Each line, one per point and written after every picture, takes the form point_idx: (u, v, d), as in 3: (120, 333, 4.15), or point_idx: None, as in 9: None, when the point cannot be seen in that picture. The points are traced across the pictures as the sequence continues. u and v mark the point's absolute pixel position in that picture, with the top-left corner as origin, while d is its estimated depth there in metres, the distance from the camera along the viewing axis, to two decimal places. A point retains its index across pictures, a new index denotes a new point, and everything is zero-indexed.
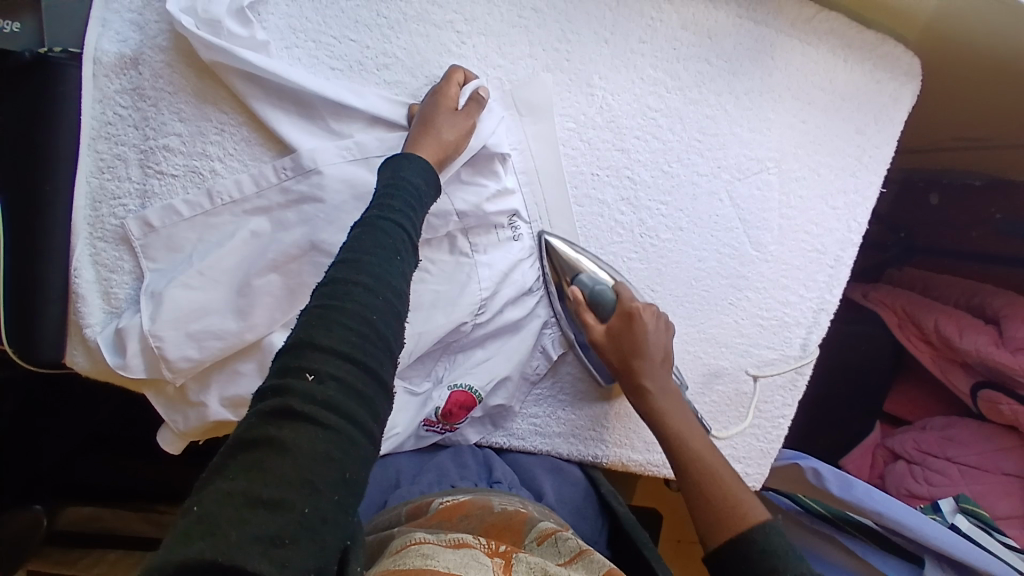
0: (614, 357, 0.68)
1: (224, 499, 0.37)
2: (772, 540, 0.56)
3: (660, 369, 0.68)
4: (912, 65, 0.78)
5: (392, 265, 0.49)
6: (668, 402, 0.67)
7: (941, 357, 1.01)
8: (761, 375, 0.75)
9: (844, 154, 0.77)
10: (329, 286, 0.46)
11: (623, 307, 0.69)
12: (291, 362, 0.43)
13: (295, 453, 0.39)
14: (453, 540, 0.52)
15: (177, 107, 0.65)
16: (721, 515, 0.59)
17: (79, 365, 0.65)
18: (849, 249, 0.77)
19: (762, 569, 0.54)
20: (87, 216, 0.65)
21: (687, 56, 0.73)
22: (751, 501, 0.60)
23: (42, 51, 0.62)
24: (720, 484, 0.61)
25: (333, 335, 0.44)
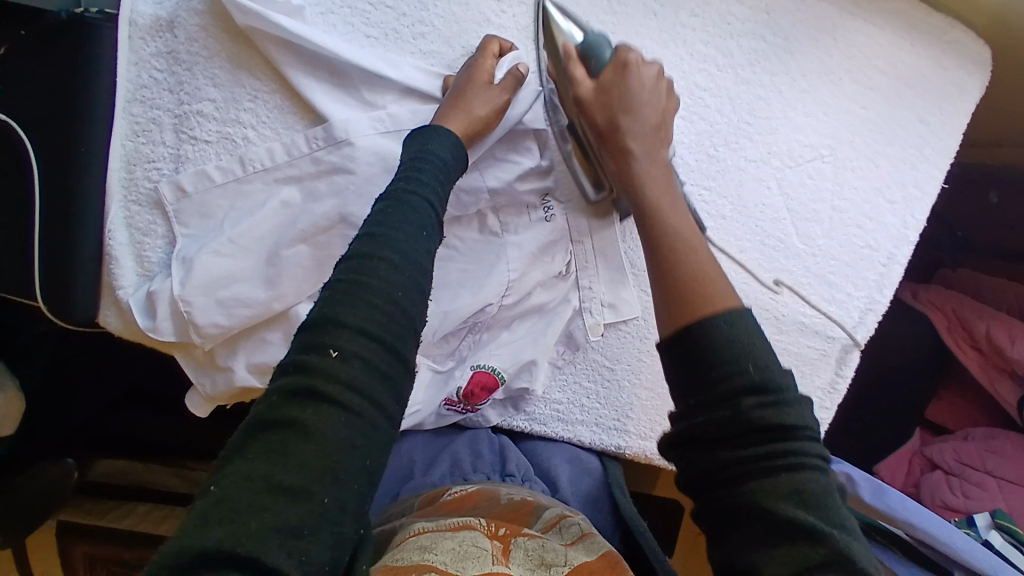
0: (601, 117, 0.59)
1: (245, 482, 0.37)
2: (737, 333, 0.44)
3: (650, 137, 0.59)
4: (981, 54, 0.74)
5: (420, 243, 0.48)
6: (651, 170, 0.57)
7: (989, 364, 0.96)
8: (787, 284, 0.71)
9: (906, 145, 0.72)
10: (355, 262, 0.45)
11: (618, 60, 0.61)
12: (315, 339, 0.42)
13: (318, 438, 0.39)
14: (452, 525, 0.51)
15: (212, 72, 0.65)
16: (681, 298, 0.47)
17: (111, 325, 0.65)
18: (904, 247, 0.73)
19: (714, 356, 0.43)
20: (121, 177, 0.64)
21: (740, 33, 0.70)
22: (719, 284, 0.48)
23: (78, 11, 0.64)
24: (692, 261, 0.50)
25: (358, 313, 0.43)
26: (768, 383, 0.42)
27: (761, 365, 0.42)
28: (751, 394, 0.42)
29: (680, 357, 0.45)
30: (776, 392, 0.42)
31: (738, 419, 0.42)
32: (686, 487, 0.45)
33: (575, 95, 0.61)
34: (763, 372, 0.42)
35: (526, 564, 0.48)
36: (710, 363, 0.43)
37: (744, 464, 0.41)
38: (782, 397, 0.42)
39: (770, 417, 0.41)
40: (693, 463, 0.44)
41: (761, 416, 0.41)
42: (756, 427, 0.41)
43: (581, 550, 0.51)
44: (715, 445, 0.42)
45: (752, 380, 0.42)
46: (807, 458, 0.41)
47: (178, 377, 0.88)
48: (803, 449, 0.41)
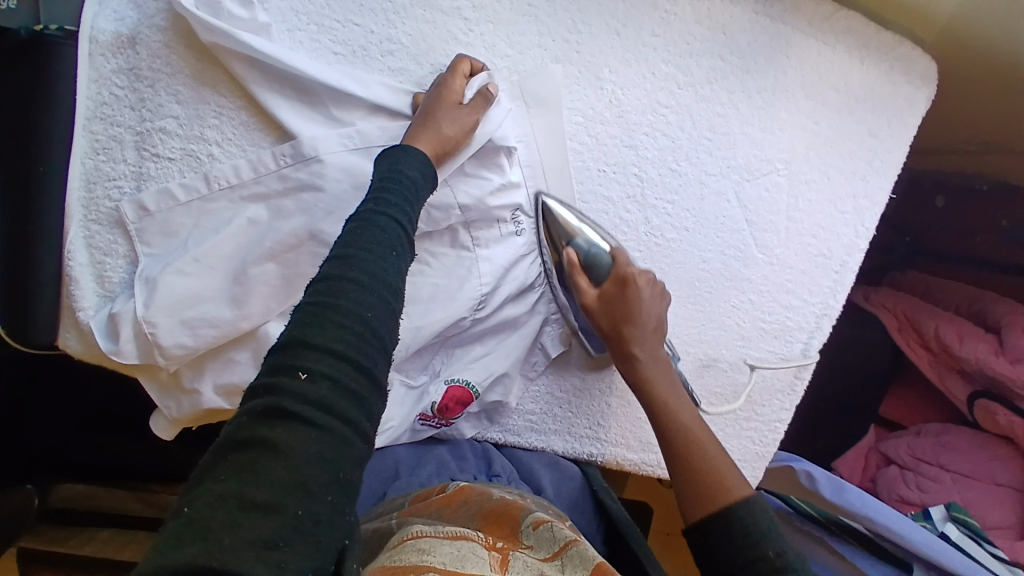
0: (606, 323, 0.67)
1: (216, 500, 0.37)
2: (755, 522, 0.57)
3: (651, 340, 0.67)
4: (928, 68, 0.76)
5: (389, 263, 0.48)
6: (658, 371, 0.67)
7: (940, 363, 1.01)
8: (758, 366, 0.74)
9: (856, 158, 0.76)
10: (324, 283, 0.45)
11: (618, 272, 0.67)
12: (284, 362, 0.42)
13: (288, 454, 0.39)
14: (451, 532, 0.52)
15: (174, 89, 0.63)
16: (704, 489, 0.61)
17: (72, 348, 0.64)
18: (855, 254, 0.76)
19: (742, 543, 0.56)
20: (80, 197, 0.63)
21: (699, 52, 0.71)
22: (734, 476, 0.61)
23: (39, 28, 0.60)
24: (702, 453, 0.63)
25: (327, 334, 0.43)
26: (785, 563, 0.54)
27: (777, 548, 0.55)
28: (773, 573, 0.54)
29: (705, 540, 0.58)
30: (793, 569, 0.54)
31: None
32: None
33: (583, 305, 0.68)
34: (779, 555, 0.55)
35: (525, 572, 0.50)
36: (737, 549, 0.56)
37: None
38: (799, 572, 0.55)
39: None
40: None
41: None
42: None
43: (574, 560, 0.51)
44: None
45: (773, 563, 0.54)
46: None
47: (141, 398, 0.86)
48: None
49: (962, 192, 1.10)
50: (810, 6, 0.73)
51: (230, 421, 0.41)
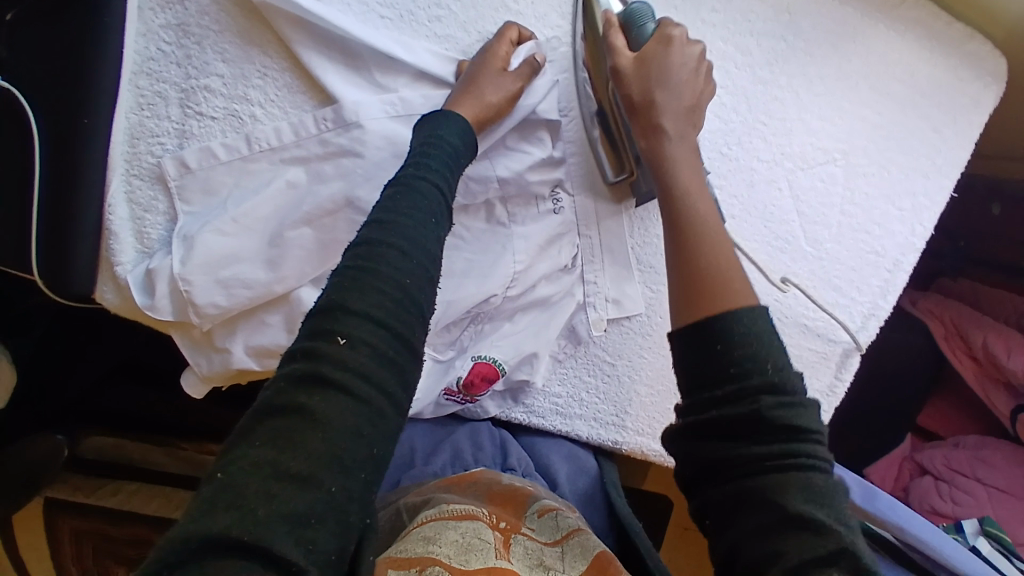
0: (635, 89, 0.60)
1: (252, 470, 0.36)
2: (757, 333, 0.44)
3: (683, 114, 0.60)
4: (999, 66, 0.73)
5: (430, 232, 0.47)
6: (682, 153, 0.58)
7: (984, 375, 0.96)
8: (792, 283, 0.70)
9: (917, 152, 0.72)
10: (364, 247, 0.44)
11: (661, 35, 0.61)
12: (322, 326, 0.41)
13: (324, 425, 0.38)
14: (456, 512, 0.53)
15: (221, 47, 0.63)
16: (699, 285, 0.48)
17: (108, 300, 0.64)
18: (910, 254, 0.73)
19: (731, 346, 0.43)
20: (124, 151, 0.63)
21: (760, 32, 0.69)
22: (737, 275, 0.49)
23: None
24: (710, 241, 0.52)
25: (367, 299, 0.42)
26: (784, 386, 0.43)
27: (776, 367, 0.43)
28: (771, 394, 0.42)
29: (704, 327, 0.45)
30: (792, 395, 0.42)
31: (754, 413, 0.41)
32: (690, 479, 0.44)
33: (614, 65, 0.61)
34: (779, 371, 0.43)
35: (525, 561, 0.50)
36: (729, 364, 0.43)
37: (756, 454, 0.41)
38: (799, 400, 0.43)
39: (785, 415, 0.41)
40: (702, 461, 0.43)
41: (778, 416, 0.41)
42: (771, 424, 0.41)
43: (575, 549, 0.52)
44: (727, 444, 0.42)
45: (770, 379, 0.42)
46: (816, 459, 0.41)
47: (173, 354, 0.86)
48: (814, 448, 0.41)
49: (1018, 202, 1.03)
50: None
51: (266, 384, 0.41)
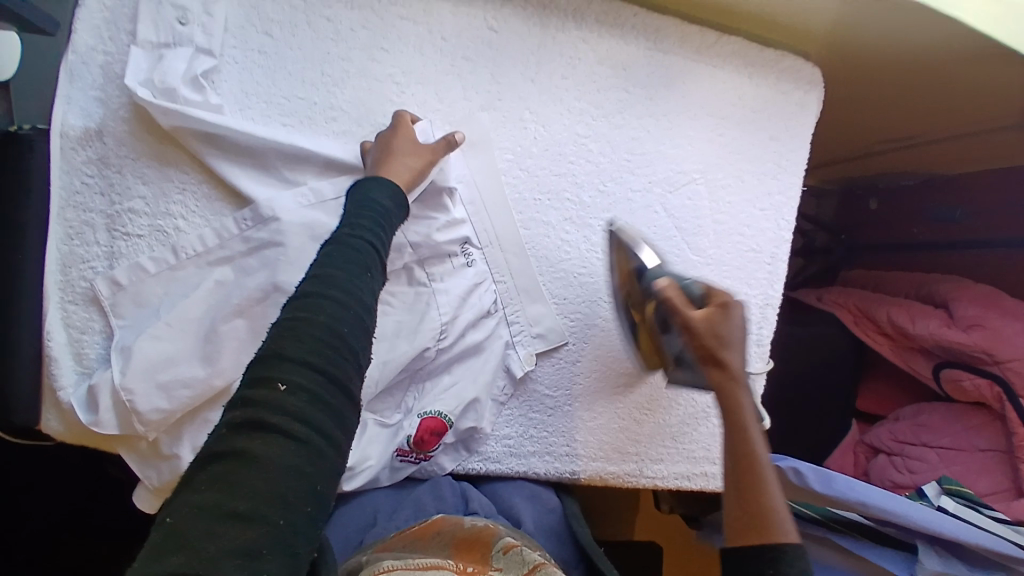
0: (697, 347, 0.61)
1: (195, 513, 0.38)
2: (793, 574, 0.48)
3: (745, 364, 0.61)
4: (814, 73, 0.83)
5: (356, 285, 0.51)
6: (747, 400, 0.59)
7: (900, 346, 1.04)
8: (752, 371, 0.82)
9: (765, 161, 0.83)
10: (302, 300, 0.48)
11: (718, 299, 0.62)
12: (261, 375, 0.44)
13: (266, 465, 0.40)
14: (422, 565, 0.53)
15: (141, 172, 0.68)
16: (748, 519, 0.52)
17: (53, 428, 0.67)
18: (782, 246, 0.84)
19: None
20: (57, 281, 0.66)
21: (604, 87, 0.77)
22: (781, 514, 0.52)
23: (12, 129, 0.62)
24: (764, 487, 0.53)
25: (302, 347, 0.45)
26: None
27: None
28: None
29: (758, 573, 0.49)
30: None
31: None
32: None
33: (682, 322, 0.61)
34: None
35: None
36: None
37: None
38: None
39: None
40: None
41: None
42: None
43: None
44: None
45: None
46: None
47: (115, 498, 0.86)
48: None
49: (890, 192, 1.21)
50: (696, 36, 0.79)
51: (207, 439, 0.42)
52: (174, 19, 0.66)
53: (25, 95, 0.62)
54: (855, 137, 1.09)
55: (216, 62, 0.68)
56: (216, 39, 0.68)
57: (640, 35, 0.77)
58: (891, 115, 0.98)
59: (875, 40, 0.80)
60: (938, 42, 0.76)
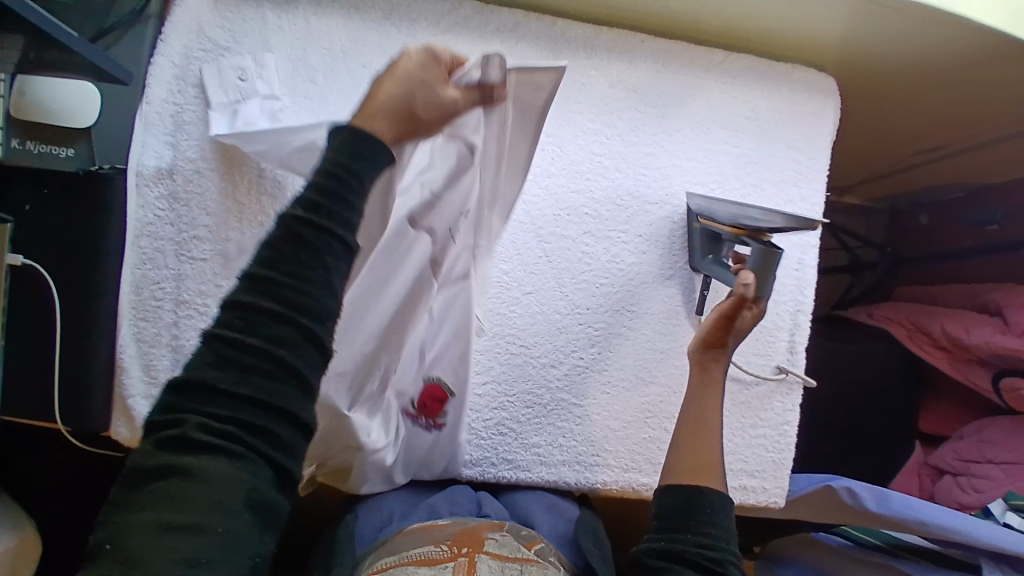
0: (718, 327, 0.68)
1: (137, 527, 0.38)
2: (713, 510, 0.57)
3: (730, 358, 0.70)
4: (827, 83, 0.85)
5: (308, 293, 0.43)
6: (714, 384, 0.68)
7: (958, 359, 0.98)
8: (790, 370, 0.82)
9: (783, 169, 0.84)
10: (230, 312, 0.42)
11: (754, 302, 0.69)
12: (187, 396, 0.41)
13: (201, 483, 0.40)
14: (414, 558, 0.56)
15: (205, 205, 0.77)
16: (687, 459, 0.62)
17: (122, 435, 0.75)
18: (810, 251, 0.83)
19: (689, 515, 0.57)
20: (131, 301, 0.75)
21: (618, 108, 0.82)
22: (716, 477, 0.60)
23: (95, 168, 0.73)
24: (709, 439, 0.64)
25: (228, 370, 0.41)
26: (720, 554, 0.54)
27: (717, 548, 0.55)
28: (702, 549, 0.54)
29: (682, 505, 0.58)
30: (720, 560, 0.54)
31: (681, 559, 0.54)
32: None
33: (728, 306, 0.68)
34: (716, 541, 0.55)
35: None
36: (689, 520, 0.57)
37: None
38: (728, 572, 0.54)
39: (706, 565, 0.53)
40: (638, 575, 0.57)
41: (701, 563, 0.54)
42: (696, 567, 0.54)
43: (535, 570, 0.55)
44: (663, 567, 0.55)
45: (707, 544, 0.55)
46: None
47: None
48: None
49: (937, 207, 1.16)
50: (703, 56, 0.83)
51: (137, 448, 0.42)
52: (237, 78, 0.76)
53: (104, 143, 0.74)
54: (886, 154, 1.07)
55: (267, 107, 0.76)
56: (275, 86, 0.77)
57: (648, 59, 0.82)
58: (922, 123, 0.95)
59: (891, 45, 0.78)
60: (956, 44, 0.75)
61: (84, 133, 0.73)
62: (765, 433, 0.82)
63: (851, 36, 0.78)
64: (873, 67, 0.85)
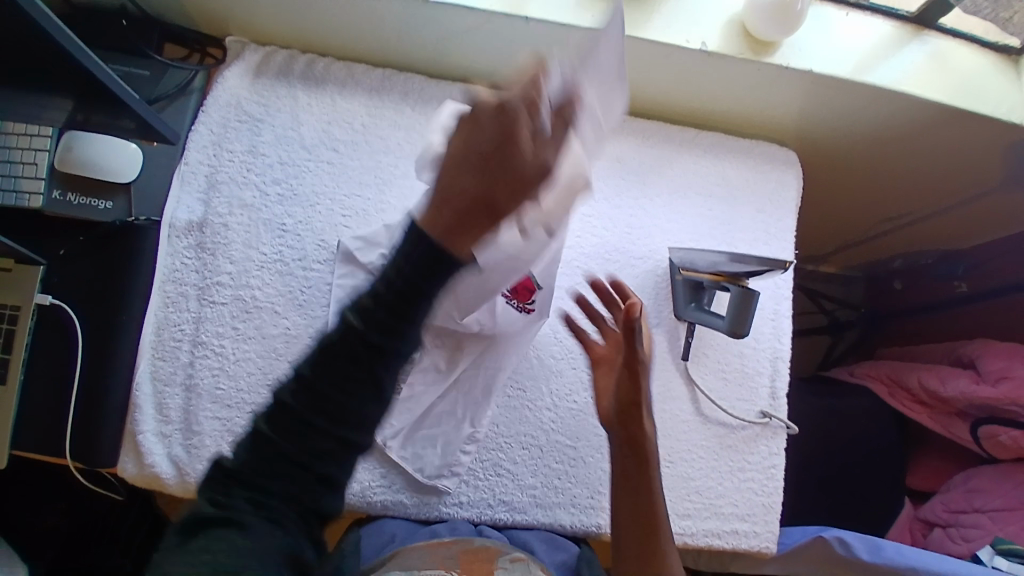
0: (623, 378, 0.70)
1: (180, 567, 0.45)
2: None
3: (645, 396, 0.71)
4: (786, 155, 0.96)
5: (360, 410, 0.50)
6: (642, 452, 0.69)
7: (938, 412, 1.02)
8: (773, 413, 0.87)
9: (754, 229, 0.94)
10: (298, 390, 0.49)
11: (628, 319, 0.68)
12: (250, 456, 0.49)
13: (244, 537, 0.46)
14: None
15: (230, 253, 0.83)
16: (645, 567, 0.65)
17: (128, 472, 0.76)
18: (783, 301, 0.90)
19: None
20: (150, 341, 0.80)
21: (604, 175, 0.92)
22: (670, 558, 0.66)
23: (131, 219, 0.80)
24: (657, 532, 0.66)
25: (290, 441, 0.49)
26: None
27: None
28: None
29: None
30: None
31: None
32: None
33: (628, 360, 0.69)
34: None
35: None
36: None
37: None
38: None
39: None
40: None
41: None
42: None
43: None
44: None
45: None
46: None
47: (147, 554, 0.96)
48: None
49: (911, 272, 1.22)
50: (677, 132, 0.95)
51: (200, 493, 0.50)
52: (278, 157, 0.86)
53: (145, 197, 0.82)
54: (848, 220, 1.17)
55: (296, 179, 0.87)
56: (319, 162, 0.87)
57: (630, 135, 0.93)
58: (875, 194, 1.07)
59: (839, 120, 0.91)
60: (897, 117, 0.87)
61: (125, 188, 0.82)
62: (754, 477, 0.85)
63: (807, 113, 0.91)
64: (825, 140, 0.97)
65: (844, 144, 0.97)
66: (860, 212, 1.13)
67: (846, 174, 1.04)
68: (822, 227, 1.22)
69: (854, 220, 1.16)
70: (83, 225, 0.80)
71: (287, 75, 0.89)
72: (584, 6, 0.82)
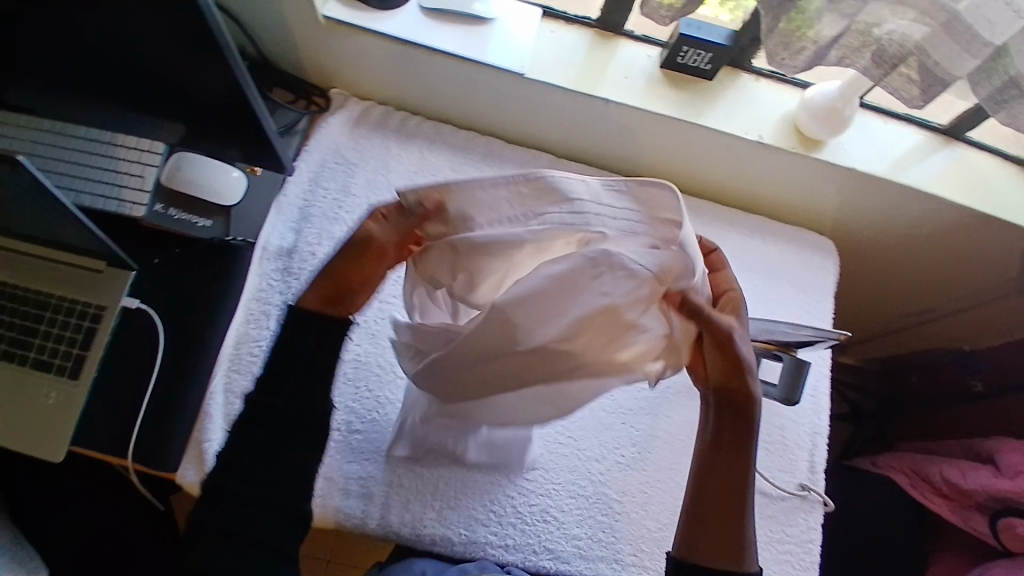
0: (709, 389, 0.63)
1: None
2: None
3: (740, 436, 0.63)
4: (827, 245, 1.05)
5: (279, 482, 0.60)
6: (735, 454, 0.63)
7: (958, 506, 1.05)
8: (811, 487, 0.90)
9: (797, 306, 1.00)
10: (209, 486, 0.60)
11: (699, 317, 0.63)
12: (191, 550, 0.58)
13: None
14: None
15: (314, 280, 0.88)
16: (709, 539, 0.62)
17: (187, 480, 0.76)
18: (822, 378, 0.96)
19: None
20: (229, 354, 0.83)
21: None
22: (752, 552, 0.63)
23: (228, 238, 0.87)
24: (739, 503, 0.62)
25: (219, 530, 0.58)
26: None
27: None
28: None
29: None
30: None
31: None
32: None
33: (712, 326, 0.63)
34: None
35: None
36: None
37: None
38: None
39: None
40: None
41: None
42: None
43: None
44: None
45: None
46: None
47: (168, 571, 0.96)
48: None
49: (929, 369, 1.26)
50: (728, 214, 1.03)
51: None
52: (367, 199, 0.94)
53: (241, 219, 0.88)
54: (871, 308, 1.25)
55: None
56: None
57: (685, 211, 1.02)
58: (900, 286, 1.15)
59: (876, 216, 1.00)
60: (928, 218, 0.97)
61: (224, 211, 0.88)
62: (791, 550, 0.86)
63: (846, 205, 1.00)
64: (861, 234, 1.06)
65: (877, 239, 1.06)
66: (883, 302, 1.21)
67: (876, 267, 1.13)
68: (846, 313, 1.29)
69: (877, 310, 1.24)
70: (179, 239, 0.86)
71: (382, 127, 0.98)
72: (657, 91, 0.91)
